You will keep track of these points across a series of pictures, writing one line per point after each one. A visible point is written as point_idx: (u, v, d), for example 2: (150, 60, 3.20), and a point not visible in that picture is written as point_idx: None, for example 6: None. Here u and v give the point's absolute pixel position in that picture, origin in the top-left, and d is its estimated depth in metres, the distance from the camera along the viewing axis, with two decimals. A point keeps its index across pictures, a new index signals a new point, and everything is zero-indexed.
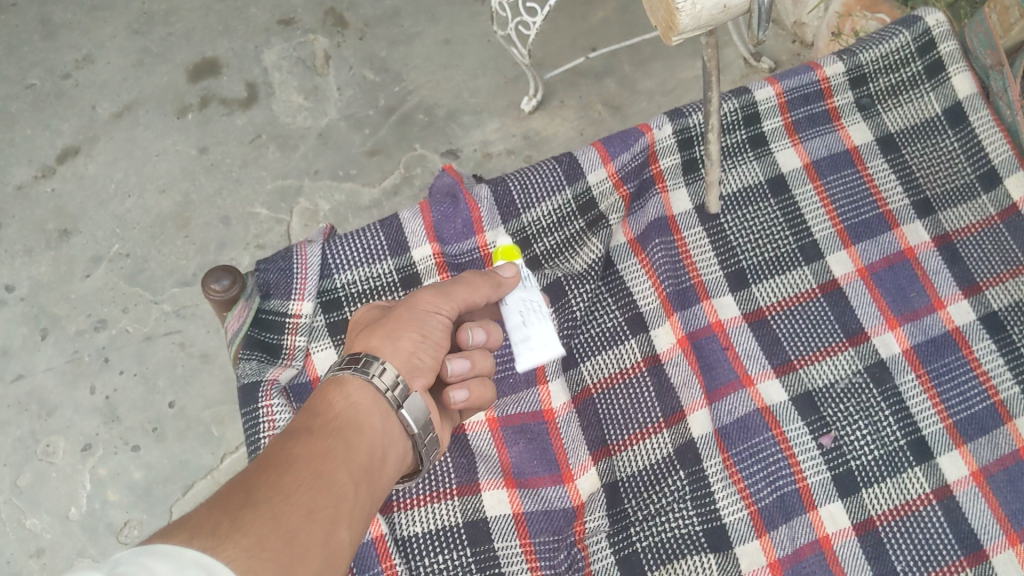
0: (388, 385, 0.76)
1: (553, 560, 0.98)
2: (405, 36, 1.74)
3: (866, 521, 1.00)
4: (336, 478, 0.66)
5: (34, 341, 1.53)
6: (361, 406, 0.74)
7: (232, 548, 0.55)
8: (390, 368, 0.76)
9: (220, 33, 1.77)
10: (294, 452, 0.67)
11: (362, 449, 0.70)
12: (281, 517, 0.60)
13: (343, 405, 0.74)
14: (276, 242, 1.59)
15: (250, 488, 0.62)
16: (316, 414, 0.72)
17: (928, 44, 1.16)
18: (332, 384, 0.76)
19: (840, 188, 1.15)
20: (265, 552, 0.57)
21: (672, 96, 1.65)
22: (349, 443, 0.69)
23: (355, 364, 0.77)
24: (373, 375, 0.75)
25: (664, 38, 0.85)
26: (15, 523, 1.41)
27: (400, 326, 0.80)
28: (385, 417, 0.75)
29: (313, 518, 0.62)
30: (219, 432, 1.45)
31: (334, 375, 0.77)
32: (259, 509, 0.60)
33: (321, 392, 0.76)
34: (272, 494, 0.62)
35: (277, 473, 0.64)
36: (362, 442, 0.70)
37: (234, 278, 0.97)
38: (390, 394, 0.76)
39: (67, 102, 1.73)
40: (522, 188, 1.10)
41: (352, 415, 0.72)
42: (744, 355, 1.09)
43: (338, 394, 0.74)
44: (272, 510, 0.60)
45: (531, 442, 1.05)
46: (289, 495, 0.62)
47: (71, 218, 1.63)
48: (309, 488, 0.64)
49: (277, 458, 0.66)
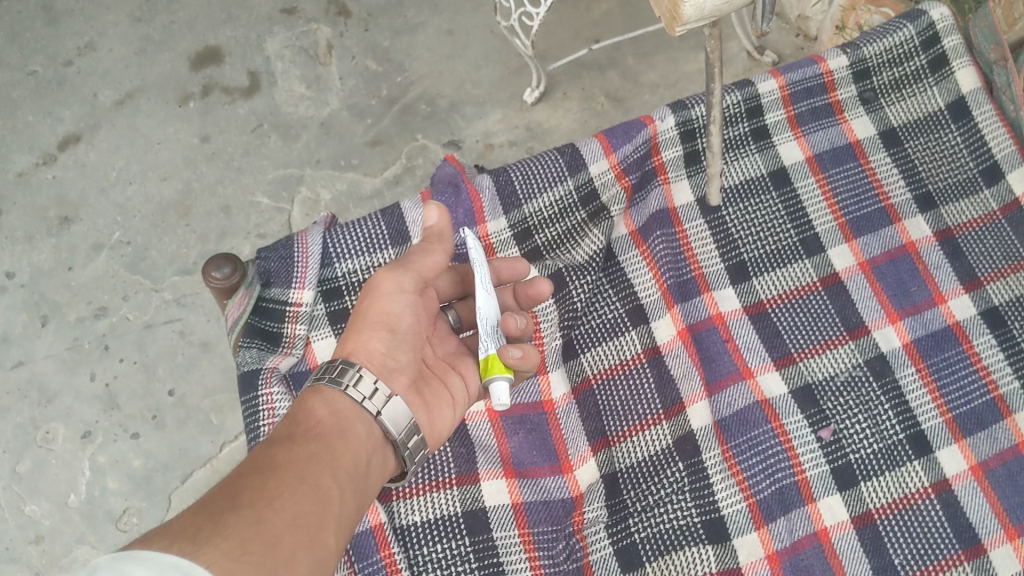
0: (366, 395, 0.77)
1: (552, 551, 0.99)
2: (408, 26, 1.73)
3: (864, 515, 1.00)
4: (322, 483, 0.66)
5: (34, 328, 1.54)
6: (342, 413, 0.75)
7: (213, 551, 0.54)
8: (366, 376, 0.77)
9: (222, 21, 1.76)
10: (279, 458, 0.67)
11: (347, 455, 0.71)
12: (264, 522, 0.59)
13: (325, 413, 0.75)
14: (277, 231, 1.59)
15: (233, 494, 0.61)
16: (300, 422, 0.73)
17: (932, 39, 1.16)
18: (312, 394, 0.76)
19: (842, 181, 1.15)
20: (248, 556, 0.55)
21: (674, 89, 1.64)
22: (334, 449, 0.70)
23: (329, 374, 0.77)
24: (349, 386, 0.76)
25: (667, 28, 0.84)
26: (15, 510, 1.42)
27: (365, 327, 0.82)
28: (368, 425, 0.76)
29: (298, 522, 0.61)
30: (219, 420, 1.45)
31: (313, 386, 0.78)
32: (242, 512, 0.59)
33: (302, 401, 0.76)
34: (257, 498, 0.61)
35: (261, 479, 0.64)
36: (347, 448, 0.71)
37: (235, 266, 0.97)
38: (369, 403, 0.77)
39: (69, 89, 1.73)
40: (524, 179, 1.10)
41: (335, 422, 0.73)
42: (744, 348, 1.09)
43: (319, 403, 0.75)
44: (256, 515, 0.59)
45: (530, 432, 1.05)
46: (275, 500, 0.62)
47: (72, 206, 1.63)
48: (294, 492, 0.63)
49: (262, 464, 0.66)
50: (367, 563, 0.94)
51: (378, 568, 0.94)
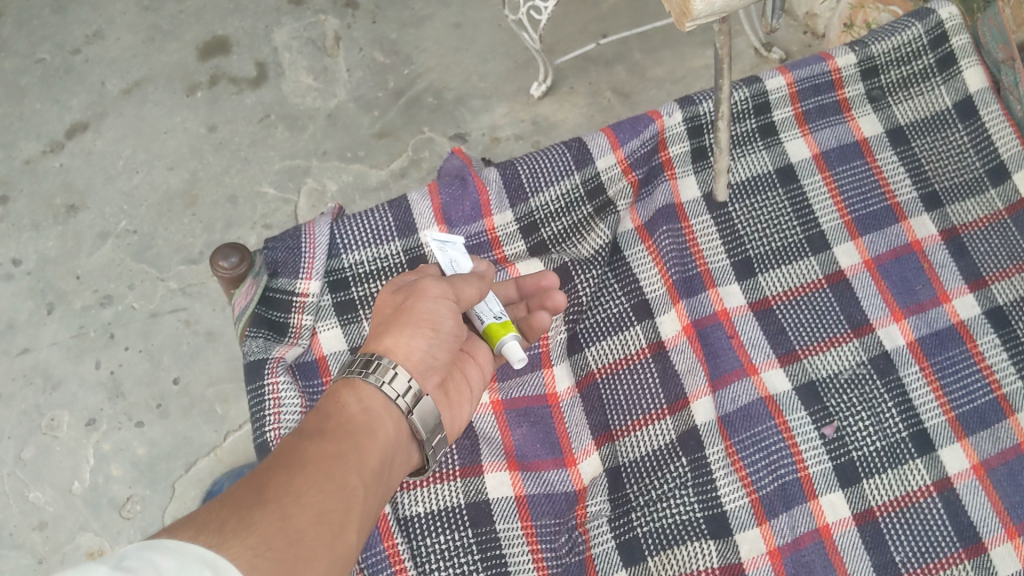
0: (399, 392, 0.75)
1: (555, 544, 0.99)
2: (416, 18, 1.74)
3: (866, 512, 1.01)
4: (347, 480, 0.65)
5: (40, 316, 1.54)
6: (372, 411, 0.73)
7: (237, 546, 0.55)
8: (401, 374, 0.75)
9: (230, 12, 1.77)
10: (307, 453, 0.66)
11: (374, 453, 0.69)
12: (289, 519, 0.59)
13: (356, 409, 0.73)
14: (283, 222, 1.59)
15: (259, 487, 0.61)
16: (329, 416, 0.71)
17: (941, 38, 1.16)
18: (344, 386, 0.75)
19: (848, 179, 1.15)
20: (270, 553, 0.56)
21: (682, 85, 1.64)
22: (361, 447, 0.68)
23: (366, 370, 0.76)
24: (384, 382, 0.75)
25: (677, 24, 0.84)
26: (18, 496, 1.42)
27: (411, 324, 0.79)
28: (396, 421, 0.74)
29: (321, 520, 0.61)
30: (223, 409, 1.46)
31: (344, 378, 0.76)
32: (267, 508, 0.59)
33: (334, 394, 0.75)
34: (283, 494, 0.61)
35: (289, 473, 0.63)
36: (374, 446, 0.70)
37: (243, 255, 0.97)
38: (401, 401, 0.75)
39: (77, 77, 1.73)
40: (531, 172, 1.10)
41: (364, 420, 0.72)
42: (749, 344, 1.09)
43: (351, 397, 0.74)
44: (281, 511, 0.60)
45: (534, 425, 1.06)
46: (300, 496, 0.61)
47: (79, 194, 1.63)
48: (319, 489, 0.63)
49: (289, 458, 0.65)
50: (370, 554, 0.94)
51: (381, 558, 0.94)
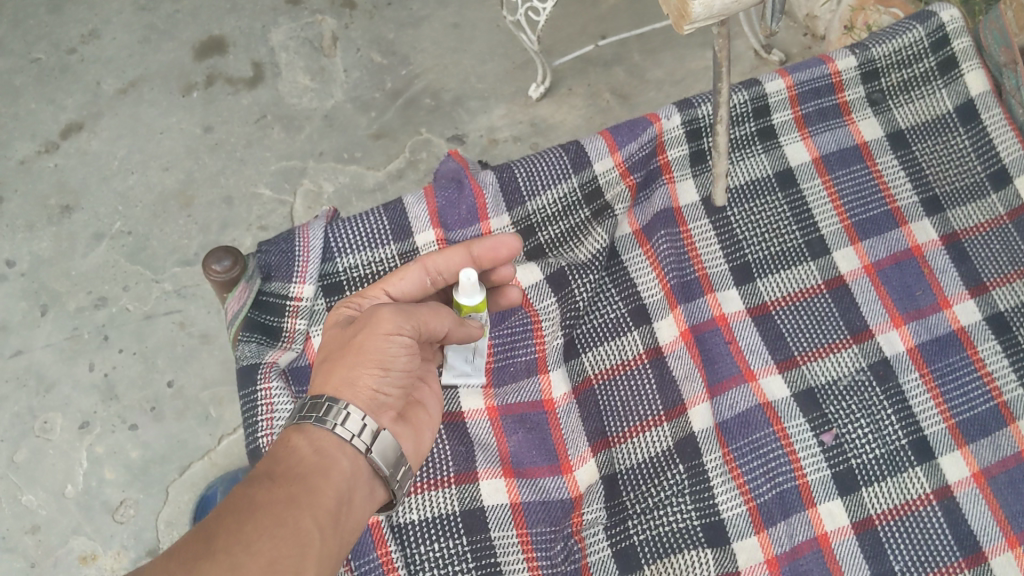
0: (354, 432, 0.74)
1: (550, 551, 0.98)
2: (413, 18, 1.73)
3: (865, 520, 0.99)
4: (300, 525, 0.65)
5: (33, 317, 1.53)
6: (326, 451, 0.72)
7: None
8: (354, 414, 0.74)
9: (227, 11, 1.76)
10: (257, 499, 0.66)
11: (328, 492, 0.69)
12: (240, 569, 0.60)
13: (309, 450, 0.72)
14: (279, 223, 1.58)
15: (208, 538, 0.62)
16: (280, 458, 0.71)
17: (942, 40, 1.15)
18: (295, 431, 0.73)
19: (848, 183, 1.14)
20: None
21: (681, 86, 1.63)
22: (314, 488, 0.68)
23: (315, 413, 0.74)
24: (336, 424, 0.73)
25: (675, 27, 0.83)
26: (11, 499, 1.41)
27: (358, 362, 0.77)
28: (353, 459, 0.73)
29: (273, 568, 0.62)
30: (218, 412, 1.45)
31: (294, 423, 0.74)
32: (217, 560, 0.60)
33: (284, 438, 0.73)
34: (232, 544, 0.62)
35: (238, 521, 0.63)
36: (329, 485, 0.69)
37: (236, 260, 0.95)
38: (357, 439, 0.73)
39: (71, 77, 1.72)
40: (528, 175, 1.09)
41: (317, 460, 0.71)
42: (747, 350, 1.08)
43: (302, 439, 0.72)
44: (232, 561, 0.61)
45: (530, 431, 1.04)
46: (251, 546, 0.62)
47: (73, 194, 1.62)
48: (270, 536, 0.63)
49: (239, 505, 0.65)
50: (363, 561, 0.94)
51: (374, 566, 0.94)
